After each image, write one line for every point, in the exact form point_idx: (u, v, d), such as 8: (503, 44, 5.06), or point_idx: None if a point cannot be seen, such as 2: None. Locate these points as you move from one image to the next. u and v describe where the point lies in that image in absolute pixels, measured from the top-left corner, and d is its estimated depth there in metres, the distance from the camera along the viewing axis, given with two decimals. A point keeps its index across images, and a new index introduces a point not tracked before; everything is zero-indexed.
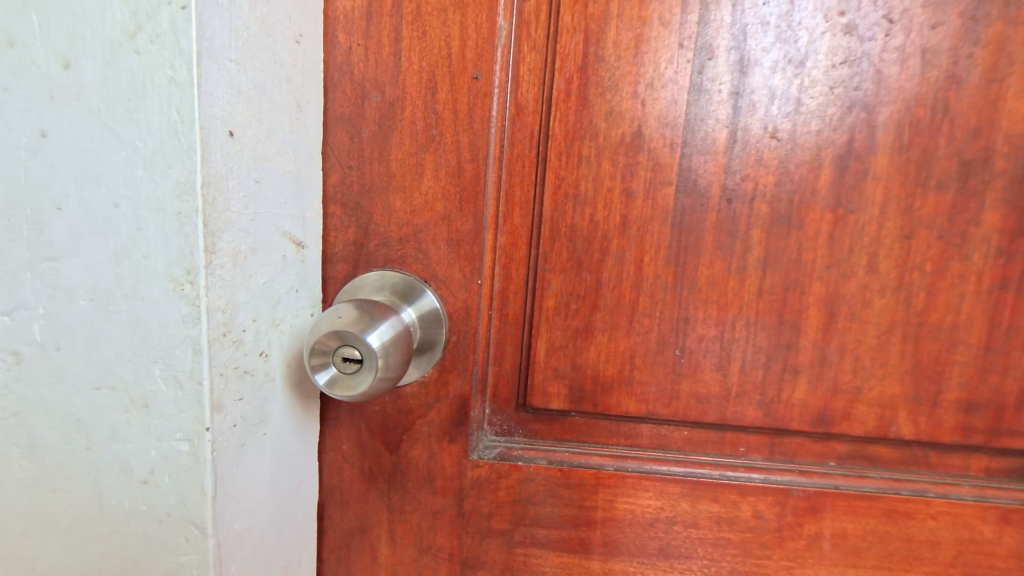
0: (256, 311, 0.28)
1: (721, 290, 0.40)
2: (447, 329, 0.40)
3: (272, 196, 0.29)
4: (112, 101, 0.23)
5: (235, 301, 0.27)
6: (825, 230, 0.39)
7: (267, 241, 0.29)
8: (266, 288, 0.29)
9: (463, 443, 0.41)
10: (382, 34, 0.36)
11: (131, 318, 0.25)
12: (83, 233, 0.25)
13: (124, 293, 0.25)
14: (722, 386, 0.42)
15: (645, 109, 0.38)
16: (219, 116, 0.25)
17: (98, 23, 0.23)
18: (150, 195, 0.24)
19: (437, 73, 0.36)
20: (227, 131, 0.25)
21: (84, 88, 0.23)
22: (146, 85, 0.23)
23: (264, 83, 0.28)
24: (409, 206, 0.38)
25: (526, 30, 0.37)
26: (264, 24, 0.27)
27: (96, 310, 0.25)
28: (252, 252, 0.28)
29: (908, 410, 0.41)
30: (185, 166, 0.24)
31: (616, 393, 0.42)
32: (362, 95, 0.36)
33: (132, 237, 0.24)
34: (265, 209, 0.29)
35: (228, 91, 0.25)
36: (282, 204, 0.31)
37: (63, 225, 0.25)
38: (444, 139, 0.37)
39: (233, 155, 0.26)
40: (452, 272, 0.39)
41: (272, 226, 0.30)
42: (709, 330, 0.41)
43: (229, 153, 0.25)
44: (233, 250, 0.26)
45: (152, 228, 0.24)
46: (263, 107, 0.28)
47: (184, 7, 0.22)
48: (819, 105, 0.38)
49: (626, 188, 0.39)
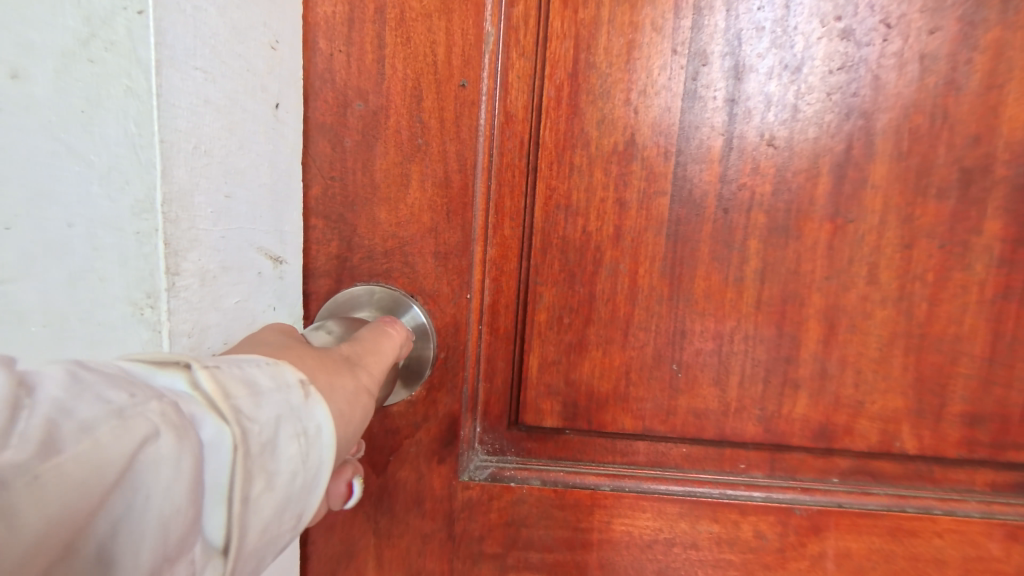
0: (228, 333, 0.27)
1: (718, 303, 0.39)
2: (435, 344, 0.38)
3: (247, 211, 0.28)
4: (65, 113, 0.22)
5: (203, 323, 0.25)
6: (823, 240, 0.38)
7: (240, 258, 0.27)
8: (239, 307, 0.28)
9: (453, 463, 0.40)
10: (365, 40, 0.34)
11: (86, 344, 0.24)
12: (35, 253, 0.23)
13: (79, 318, 0.23)
14: (720, 402, 0.40)
15: (638, 117, 0.37)
16: (184, 128, 0.23)
17: (50, 29, 0.21)
18: (107, 214, 0.22)
19: (422, 80, 0.35)
20: (195, 145, 0.24)
21: (36, 99, 0.22)
22: (100, 93, 0.22)
23: (236, 92, 0.26)
24: (394, 217, 0.37)
25: (514, 36, 0.36)
26: (240, 31, 0.26)
27: (51, 336, 0.24)
28: (222, 271, 0.26)
29: (912, 424, 0.40)
30: (145, 182, 0.22)
31: (612, 409, 0.40)
32: (344, 104, 0.35)
33: (88, 259, 0.23)
34: (238, 224, 0.27)
35: (195, 99, 0.23)
36: (257, 220, 0.29)
37: (11, 246, 0.23)
38: (430, 148, 0.36)
39: (201, 169, 0.24)
40: (440, 286, 0.38)
41: (245, 243, 0.28)
42: (706, 343, 0.40)
43: (194, 167, 0.24)
44: (199, 269, 0.25)
45: (109, 249, 0.23)
46: (235, 118, 0.26)
47: (141, 12, 0.21)
48: (816, 112, 0.37)
49: (619, 198, 0.38)
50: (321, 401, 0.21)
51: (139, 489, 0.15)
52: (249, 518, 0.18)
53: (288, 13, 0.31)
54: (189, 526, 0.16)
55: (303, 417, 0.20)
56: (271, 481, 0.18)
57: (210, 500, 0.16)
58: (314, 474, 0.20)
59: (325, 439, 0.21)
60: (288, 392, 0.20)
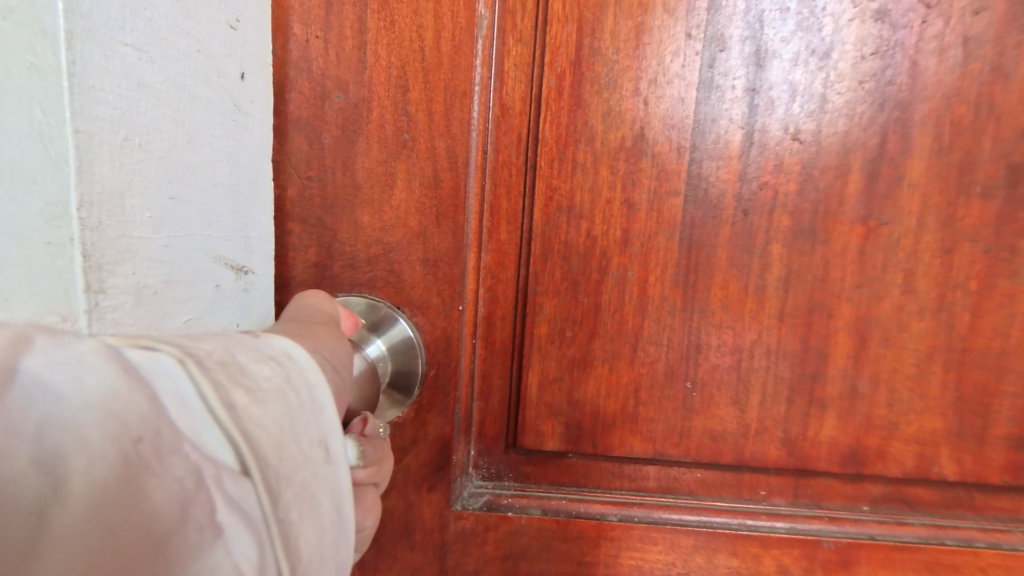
0: None
1: (737, 314, 0.35)
2: (424, 360, 0.35)
3: (199, 213, 0.25)
4: None
5: None
6: (854, 245, 0.34)
7: (189, 270, 0.25)
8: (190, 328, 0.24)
9: (444, 491, 0.36)
10: (343, 25, 0.31)
11: None
12: None
13: None
14: (739, 423, 0.37)
15: (648, 109, 0.33)
16: (113, 116, 0.20)
17: None
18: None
19: (408, 69, 0.31)
20: (125, 137, 0.21)
21: None
22: None
23: (179, 75, 0.23)
24: (378, 221, 0.33)
25: (511, 19, 0.32)
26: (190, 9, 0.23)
27: None
28: (167, 286, 0.23)
29: (951, 448, 0.36)
30: (59, 184, 0.19)
31: (620, 431, 0.37)
32: (321, 95, 0.31)
33: None
34: (187, 231, 0.24)
35: (124, 80, 0.20)
36: (211, 228, 0.26)
37: None
38: (418, 144, 0.32)
39: (133, 166, 0.21)
40: (429, 296, 0.34)
41: (198, 252, 0.25)
42: (724, 358, 0.36)
43: (124, 162, 0.21)
44: (136, 285, 0.22)
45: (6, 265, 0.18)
46: (180, 106, 0.23)
47: None
48: (846, 102, 0.33)
49: (627, 199, 0.34)
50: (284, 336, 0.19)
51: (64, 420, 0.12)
52: (246, 429, 0.15)
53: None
54: (159, 440, 0.13)
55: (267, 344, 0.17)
56: (257, 396, 0.15)
57: (180, 413, 0.14)
58: (302, 390, 0.17)
59: (303, 362, 0.18)
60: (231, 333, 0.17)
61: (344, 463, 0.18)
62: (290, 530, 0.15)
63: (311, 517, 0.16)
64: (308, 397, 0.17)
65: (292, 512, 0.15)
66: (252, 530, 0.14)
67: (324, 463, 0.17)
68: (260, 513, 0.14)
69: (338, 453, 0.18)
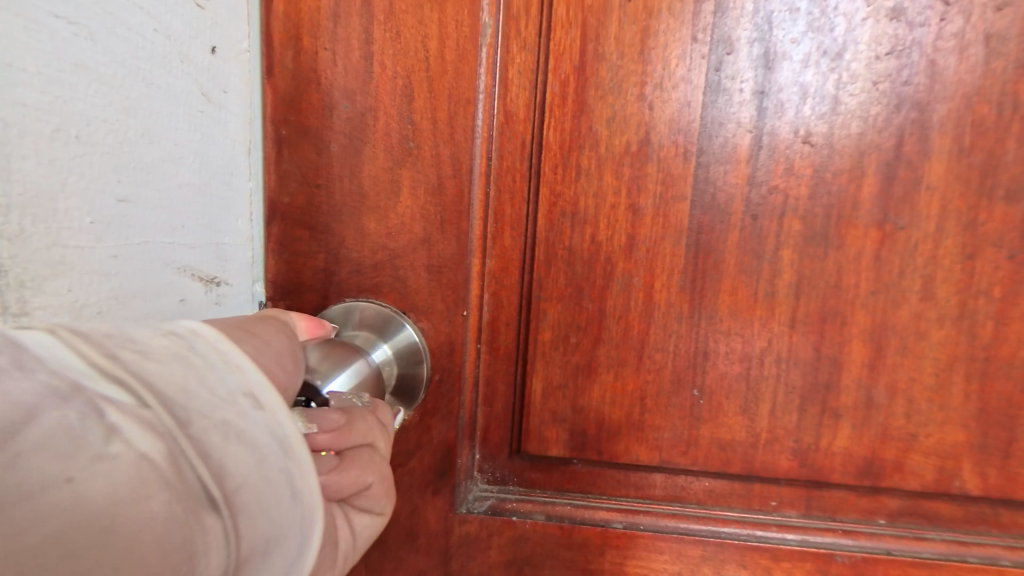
0: None
1: (746, 320, 0.35)
2: (429, 365, 0.35)
3: (158, 215, 0.27)
4: None
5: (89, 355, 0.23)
6: (869, 249, 0.33)
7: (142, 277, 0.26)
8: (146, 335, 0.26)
9: (449, 495, 0.36)
10: (351, 36, 0.32)
11: None
12: None
13: None
14: (748, 432, 0.36)
15: (653, 113, 0.33)
16: (43, 104, 0.21)
17: None
18: None
19: (413, 77, 0.32)
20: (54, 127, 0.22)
21: None
22: None
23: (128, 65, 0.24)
24: (384, 228, 0.34)
25: (515, 26, 0.32)
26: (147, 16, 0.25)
27: None
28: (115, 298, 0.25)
29: (974, 461, 0.35)
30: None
31: (625, 438, 0.36)
32: (329, 105, 0.32)
33: None
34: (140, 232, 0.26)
35: (58, 62, 0.21)
36: (175, 230, 0.28)
37: None
38: (422, 152, 0.33)
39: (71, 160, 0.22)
40: (433, 302, 0.34)
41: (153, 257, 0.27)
42: (732, 366, 0.35)
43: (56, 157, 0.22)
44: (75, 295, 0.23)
45: None
46: (131, 95, 0.25)
47: None
48: (860, 104, 0.32)
49: (632, 204, 0.34)
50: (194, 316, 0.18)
51: None
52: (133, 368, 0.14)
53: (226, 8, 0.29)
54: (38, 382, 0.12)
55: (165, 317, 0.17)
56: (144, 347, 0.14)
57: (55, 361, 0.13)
58: (204, 339, 0.16)
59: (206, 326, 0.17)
60: None
61: (280, 404, 0.16)
62: (208, 454, 0.14)
63: (241, 446, 0.15)
64: (215, 355, 0.16)
65: (211, 439, 0.14)
66: (158, 437, 0.13)
67: (249, 408, 0.15)
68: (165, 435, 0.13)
69: (270, 399, 0.16)
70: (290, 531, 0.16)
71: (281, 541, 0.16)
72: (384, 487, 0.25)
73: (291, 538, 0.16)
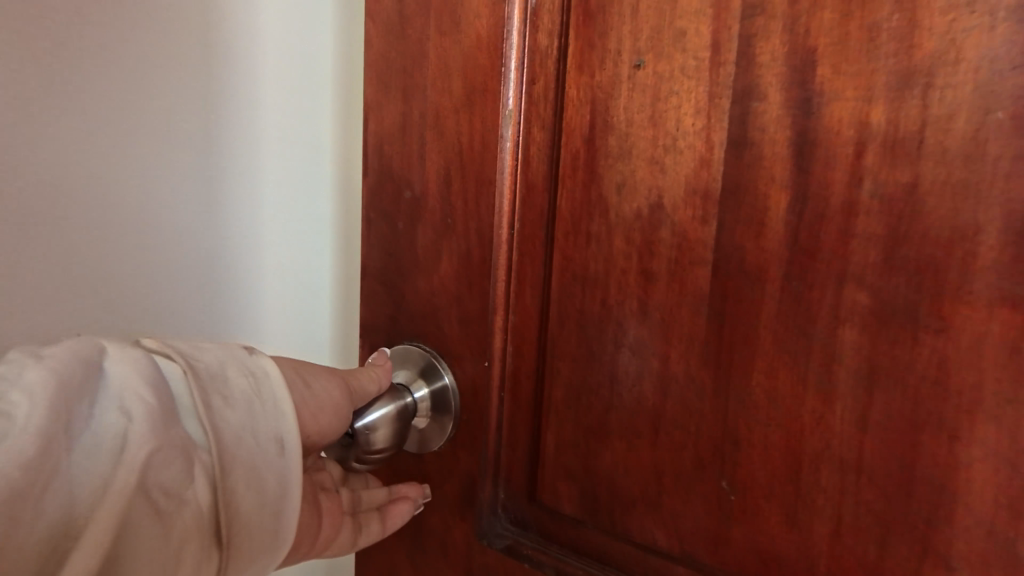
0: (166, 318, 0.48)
1: (790, 409, 0.28)
2: (458, 405, 0.41)
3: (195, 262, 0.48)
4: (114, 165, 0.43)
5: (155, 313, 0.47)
6: (991, 337, 0.24)
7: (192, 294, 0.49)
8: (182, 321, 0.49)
9: (474, 523, 0.41)
10: (410, 140, 0.41)
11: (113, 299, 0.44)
12: (123, 247, 0.44)
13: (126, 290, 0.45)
14: (799, 549, 0.29)
15: (666, 176, 0.31)
16: (163, 193, 0.46)
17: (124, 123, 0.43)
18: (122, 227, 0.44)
19: (452, 167, 0.39)
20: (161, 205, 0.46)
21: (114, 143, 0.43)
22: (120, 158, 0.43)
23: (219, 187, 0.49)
24: (430, 286, 0.41)
25: (533, 110, 0.36)
26: (179, 173, 0.46)
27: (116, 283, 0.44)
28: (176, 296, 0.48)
29: None
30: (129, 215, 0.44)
31: (640, 515, 0.34)
32: (397, 194, 0.42)
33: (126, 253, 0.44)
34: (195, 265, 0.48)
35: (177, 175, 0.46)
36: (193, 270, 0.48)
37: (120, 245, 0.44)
38: (457, 226, 0.39)
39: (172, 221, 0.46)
40: (464, 350, 0.40)
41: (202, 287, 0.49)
42: (773, 461, 0.29)
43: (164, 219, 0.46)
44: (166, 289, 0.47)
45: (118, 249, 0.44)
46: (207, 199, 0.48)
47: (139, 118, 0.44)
48: (962, 141, 0.24)
49: (644, 268, 0.32)
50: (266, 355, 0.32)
51: (145, 414, 0.26)
52: (221, 424, 0.28)
53: (268, 168, 0.51)
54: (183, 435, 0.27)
55: (252, 363, 0.31)
56: (230, 401, 0.29)
57: (188, 416, 0.28)
58: (267, 399, 0.30)
59: (274, 377, 0.31)
60: (233, 350, 0.31)
61: (292, 456, 0.30)
62: (233, 490, 0.28)
63: (255, 487, 0.29)
64: (269, 406, 0.30)
65: (237, 483, 0.28)
66: (210, 486, 0.27)
67: (276, 452, 0.30)
68: (217, 474, 0.27)
69: (288, 450, 0.30)
70: (278, 543, 0.30)
71: (269, 548, 0.30)
72: (377, 532, 0.39)
73: (278, 546, 0.30)
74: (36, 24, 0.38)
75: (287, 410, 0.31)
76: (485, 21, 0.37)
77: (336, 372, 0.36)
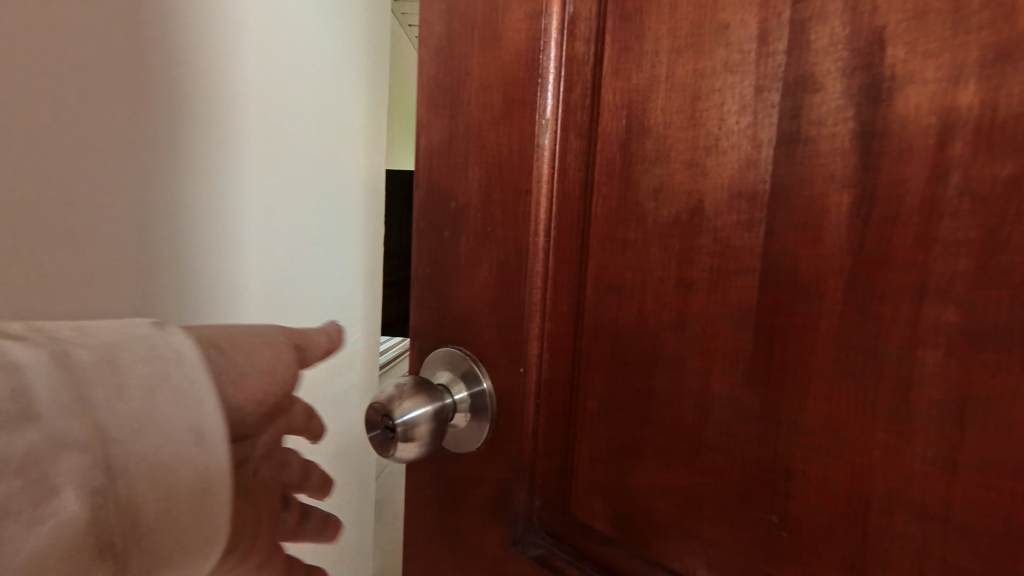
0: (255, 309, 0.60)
1: (853, 441, 0.25)
2: (494, 410, 0.41)
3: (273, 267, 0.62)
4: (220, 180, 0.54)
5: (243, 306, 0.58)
6: None
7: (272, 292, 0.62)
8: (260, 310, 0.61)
9: (507, 529, 0.41)
10: (454, 154, 0.43)
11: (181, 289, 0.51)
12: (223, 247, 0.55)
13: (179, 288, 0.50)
14: None
15: (706, 179, 0.29)
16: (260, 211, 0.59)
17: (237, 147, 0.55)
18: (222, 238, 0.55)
19: (491, 178, 0.40)
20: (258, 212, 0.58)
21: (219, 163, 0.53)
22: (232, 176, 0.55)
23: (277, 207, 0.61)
24: (470, 293, 0.43)
25: (569, 118, 0.36)
26: (263, 190, 0.59)
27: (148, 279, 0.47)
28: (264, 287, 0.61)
29: None
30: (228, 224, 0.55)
31: (677, 542, 0.32)
32: (442, 205, 0.45)
33: (222, 252, 0.54)
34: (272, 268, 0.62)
35: (273, 200, 0.60)
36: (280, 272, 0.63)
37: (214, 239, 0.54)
38: (496, 234, 0.40)
39: (268, 235, 0.60)
40: (500, 356, 0.41)
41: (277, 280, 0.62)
42: (831, 499, 0.26)
43: (262, 236, 0.60)
44: (256, 290, 0.59)
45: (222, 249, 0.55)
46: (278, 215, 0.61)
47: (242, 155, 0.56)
48: None
49: (682, 277, 0.30)
50: (179, 331, 0.28)
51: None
52: (101, 414, 0.23)
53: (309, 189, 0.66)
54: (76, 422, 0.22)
55: (162, 342, 0.27)
56: (125, 388, 0.24)
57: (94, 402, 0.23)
58: (179, 385, 0.26)
59: (189, 356, 0.27)
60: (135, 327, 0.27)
61: (215, 446, 0.27)
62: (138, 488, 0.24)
63: (182, 475, 0.25)
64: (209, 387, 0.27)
65: (127, 484, 0.23)
66: (93, 493, 0.22)
67: (194, 441, 0.26)
68: (100, 479, 0.22)
69: (213, 440, 0.27)
70: (206, 539, 0.27)
71: (194, 548, 0.26)
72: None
73: (209, 543, 0.27)
74: (147, 50, 0.45)
75: (206, 394, 0.27)
76: (523, 35, 0.38)
77: (280, 327, 0.36)
